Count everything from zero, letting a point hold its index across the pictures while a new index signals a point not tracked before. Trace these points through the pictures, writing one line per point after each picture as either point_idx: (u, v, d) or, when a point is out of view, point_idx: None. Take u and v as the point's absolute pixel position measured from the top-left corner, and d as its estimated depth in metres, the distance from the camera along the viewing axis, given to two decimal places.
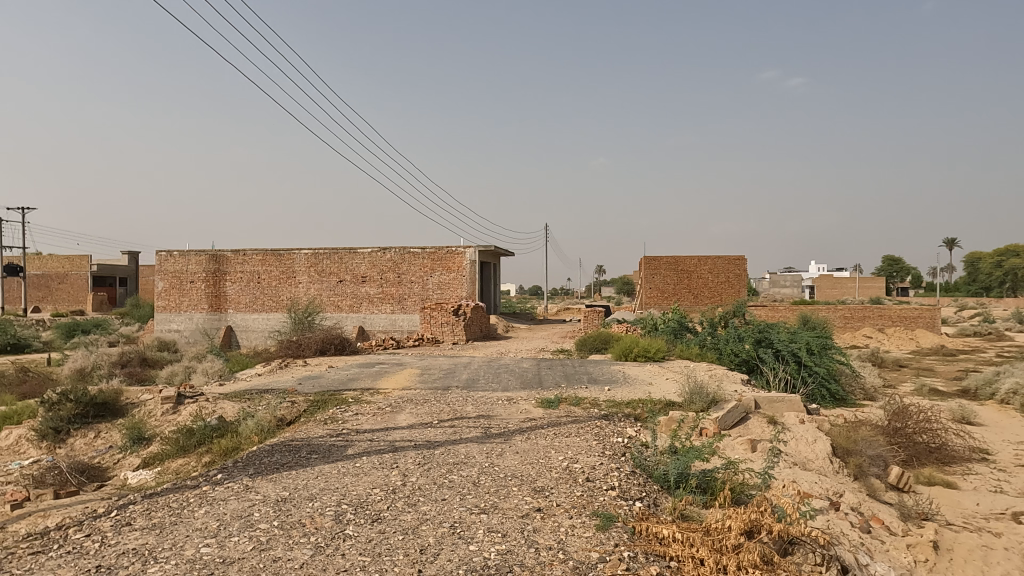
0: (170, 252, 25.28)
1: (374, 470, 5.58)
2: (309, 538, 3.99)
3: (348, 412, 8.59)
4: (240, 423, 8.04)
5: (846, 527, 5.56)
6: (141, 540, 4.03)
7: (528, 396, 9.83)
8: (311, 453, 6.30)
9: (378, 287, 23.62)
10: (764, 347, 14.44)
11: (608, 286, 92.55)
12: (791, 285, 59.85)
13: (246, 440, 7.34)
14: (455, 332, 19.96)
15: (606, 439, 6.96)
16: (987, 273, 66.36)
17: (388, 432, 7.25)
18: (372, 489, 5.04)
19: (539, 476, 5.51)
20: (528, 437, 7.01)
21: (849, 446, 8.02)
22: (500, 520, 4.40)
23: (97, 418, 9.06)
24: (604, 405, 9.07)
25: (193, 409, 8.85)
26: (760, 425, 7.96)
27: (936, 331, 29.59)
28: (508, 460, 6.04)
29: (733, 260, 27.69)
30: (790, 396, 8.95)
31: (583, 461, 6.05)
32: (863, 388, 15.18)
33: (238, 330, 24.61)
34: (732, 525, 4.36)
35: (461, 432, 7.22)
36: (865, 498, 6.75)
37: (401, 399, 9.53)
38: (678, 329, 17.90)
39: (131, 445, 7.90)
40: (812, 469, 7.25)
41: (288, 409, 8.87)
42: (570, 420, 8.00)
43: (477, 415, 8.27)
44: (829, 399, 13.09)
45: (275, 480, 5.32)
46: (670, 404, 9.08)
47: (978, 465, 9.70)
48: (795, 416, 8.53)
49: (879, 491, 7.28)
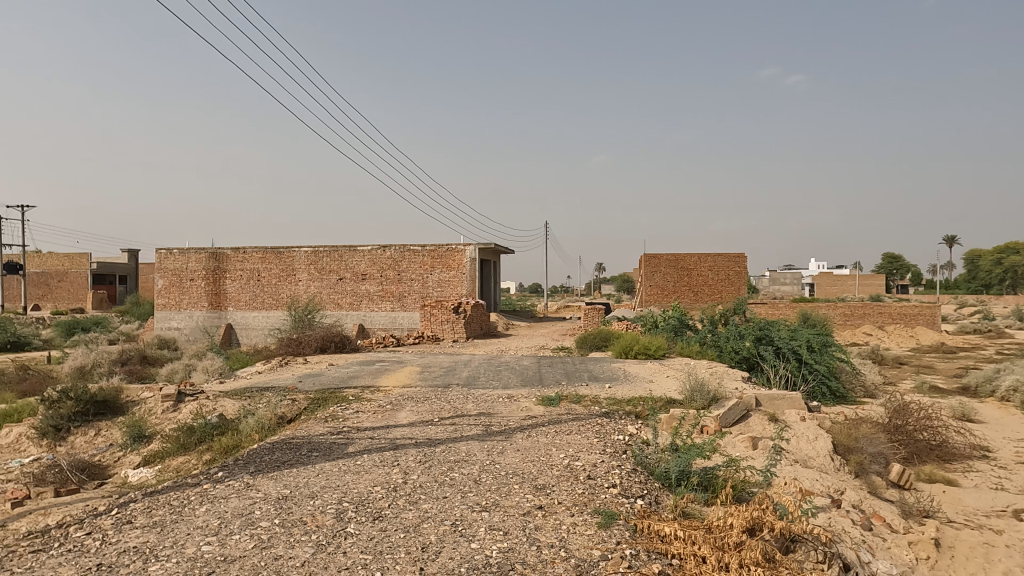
0: (170, 249, 25.26)
1: (375, 468, 5.58)
2: (311, 536, 3.99)
3: (348, 410, 8.58)
4: (240, 421, 8.04)
5: (848, 525, 5.55)
6: (143, 537, 4.03)
7: (528, 394, 9.83)
8: (311, 451, 6.30)
9: (378, 285, 23.61)
10: (765, 344, 14.44)
11: (608, 284, 92.55)
12: (791, 283, 59.86)
13: (247, 438, 7.34)
14: (455, 330, 19.95)
15: (607, 437, 6.95)
16: (987, 271, 66.31)
17: (388, 430, 7.24)
18: (373, 487, 5.03)
19: (541, 474, 5.50)
20: (529, 435, 7.00)
21: (850, 443, 8.02)
22: (502, 518, 4.39)
23: (97, 416, 9.05)
24: (605, 402, 9.06)
25: (193, 406, 8.84)
26: (761, 422, 7.94)
27: (936, 328, 29.58)
28: (509, 457, 6.03)
29: (733, 258, 27.67)
30: (791, 393, 8.93)
31: (584, 458, 6.05)
32: (863, 385, 15.18)
33: (238, 328, 24.61)
34: (734, 524, 4.36)
35: (462, 429, 7.21)
36: (867, 496, 6.75)
37: (401, 397, 9.53)
38: (678, 326, 17.92)
39: (132, 443, 7.89)
40: (813, 467, 7.24)
41: (289, 406, 8.86)
42: (571, 417, 8.00)
43: (478, 413, 8.27)
44: (830, 397, 13.09)
45: (276, 478, 5.32)
46: (671, 401, 9.08)
47: (979, 463, 9.69)
48: (797, 413, 8.52)
49: (880, 489, 7.28)
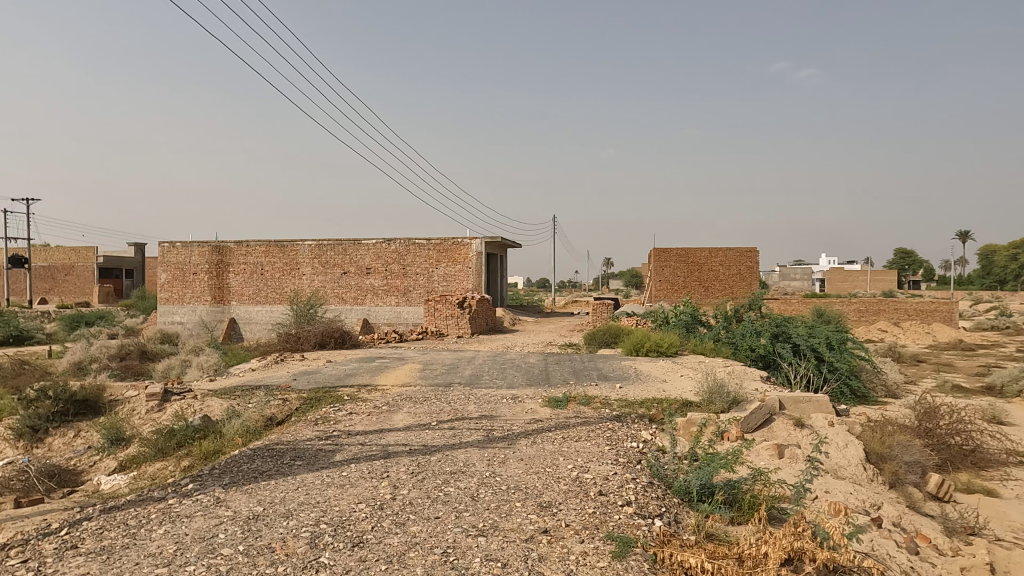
0: (172, 243, 24.88)
1: (362, 481, 5.00)
2: (276, 569, 3.41)
3: (342, 411, 8.03)
4: (224, 422, 7.51)
5: (894, 549, 4.90)
6: (82, 569, 3.48)
7: (533, 394, 9.24)
8: (294, 459, 5.74)
9: (383, 279, 23.07)
10: (782, 341, 13.74)
11: (614, 279, 91.48)
12: (801, 278, 58.72)
13: (229, 442, 6.80)
14: (459, 325, 19.41)
15: (619, 445, 6.35)
16: (1001, 267, 65.10)
17: (382, 435, 6.66)
18: (357, 505, 4.46)
19: (547, 489, 4.90)
20: (534, 442, 6.38)
21: (883, 450, 7.39)
22: (501, 545, 3.80)
23: (77, 416, 8.61)
24: (616, 404, 8.44)
25: (176, 407, 8.31)
26: (787, 427, 7.28)
27: (953, 325, 28.62)
28: (511, 468, 5.44)
29: (744, 252, 26.94)
30: (818, 396, 8.23)
31: (594, 470, 5.45)
32: (885, 384, 14.50)
33: (241, 323, 24.22)
34: (770, 555, 3.78)
35: (461, 435, 6.62)
36: (905, 511, 6.15)
37: (399, 397, 8.98)
38: (690, 323, 17.25)
39: (108, 446, 7.39)
40: (845, 478, 6.59)
41: (279, 407, 8.33)
42: (579, 421, 7.38)
43: (479, 416, 7.67)
44: (850, 396, 12.44)
45: (250, 492, 4.76)
46: (687, 404, 8.45)
47: (1018, 471, 8.96)
48: (824, 417, 7.82)
49: (919, 502, 6.66)
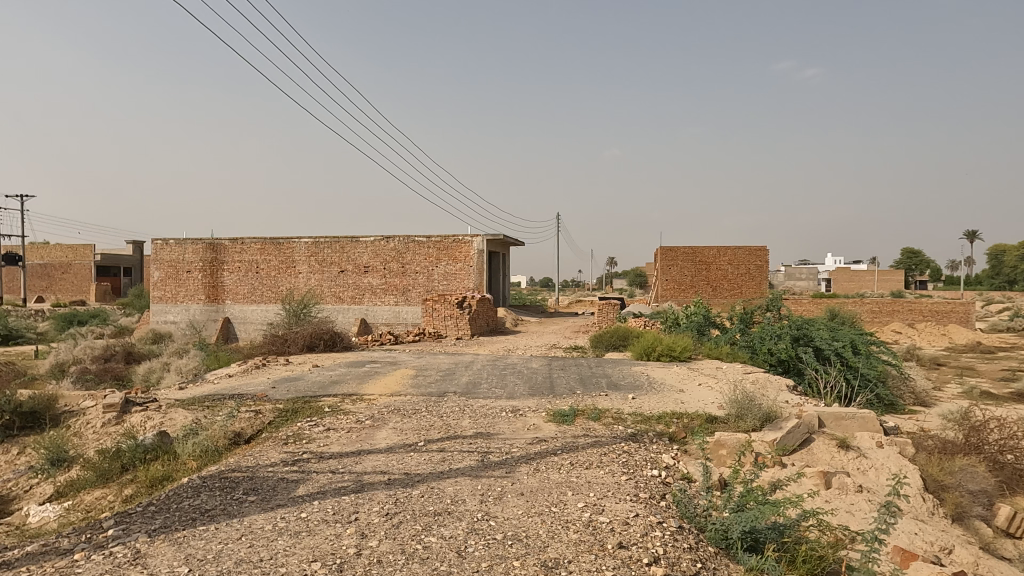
0: (166, 240, 24.02)
1: (323, 527, 4.02)
2: None
3: (318, 427, 7.06)
4: (181, 440, 6.53)
5: None
6: None
7: (537, 406, 8.29)
8: (247, 494, 4.75)
9: (381, 277, 22.11)
10: (803, 346, 12.70)
11: (619, 279, 90.28)
12: (807, 278, 57.54)
13: (182, 466, 5.84)
14: (458, 326, 18.46)
15: (638, 473, 5.35)
16: (1010, 267, 63.83)
17: (359, 459, 5.68)
18: (310, 565, 3.47)
19: (551, 540, 3.90)
20: (536, 471, 5.38)
21: (942, 478, 6.39)
22: None
23: (23, 431, 7.71)
24: (630, 420, 7.41)
25: (134, 421, 7.38)
26: (830, 450, 6.28)
27: (970, 326, 27.45)
28: (508, 508, 4.43)
29: (755, 250, 25.90)
30: (861, 412, 7.19)
31: (609, 510, 4.44)
32: (913, 392, 13.44)
33: (235, 322, 23.35)
34: None
35: (451, 460, 5.63)
36: (980, 554, 5.14)
37: (385, 410, 7.97)
38: (703, 325, 16.22)
39: (47, 468, 6.45)
40: (904, 512, 5.58)
41: (249, 421, 7.36)
42: (589, 442, 6.38)
43: (474, 434, 6.68)
44: (879, 406, 11.40)
45: (179, 543, 3.79)
46: (712, 420, 7.41)
47: None
48: (870, 437, 6.77)
49: (990, 543, 5.62)
